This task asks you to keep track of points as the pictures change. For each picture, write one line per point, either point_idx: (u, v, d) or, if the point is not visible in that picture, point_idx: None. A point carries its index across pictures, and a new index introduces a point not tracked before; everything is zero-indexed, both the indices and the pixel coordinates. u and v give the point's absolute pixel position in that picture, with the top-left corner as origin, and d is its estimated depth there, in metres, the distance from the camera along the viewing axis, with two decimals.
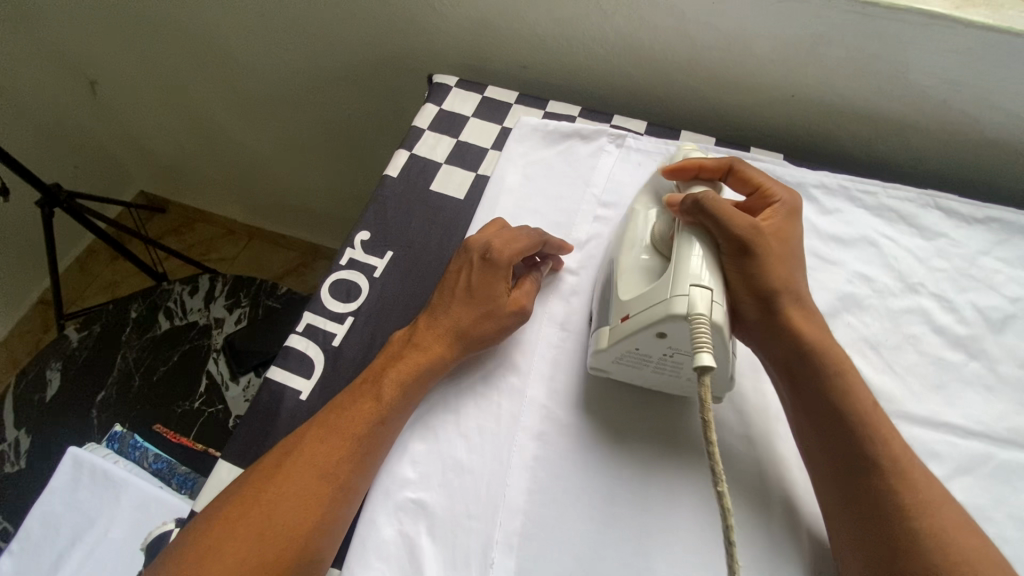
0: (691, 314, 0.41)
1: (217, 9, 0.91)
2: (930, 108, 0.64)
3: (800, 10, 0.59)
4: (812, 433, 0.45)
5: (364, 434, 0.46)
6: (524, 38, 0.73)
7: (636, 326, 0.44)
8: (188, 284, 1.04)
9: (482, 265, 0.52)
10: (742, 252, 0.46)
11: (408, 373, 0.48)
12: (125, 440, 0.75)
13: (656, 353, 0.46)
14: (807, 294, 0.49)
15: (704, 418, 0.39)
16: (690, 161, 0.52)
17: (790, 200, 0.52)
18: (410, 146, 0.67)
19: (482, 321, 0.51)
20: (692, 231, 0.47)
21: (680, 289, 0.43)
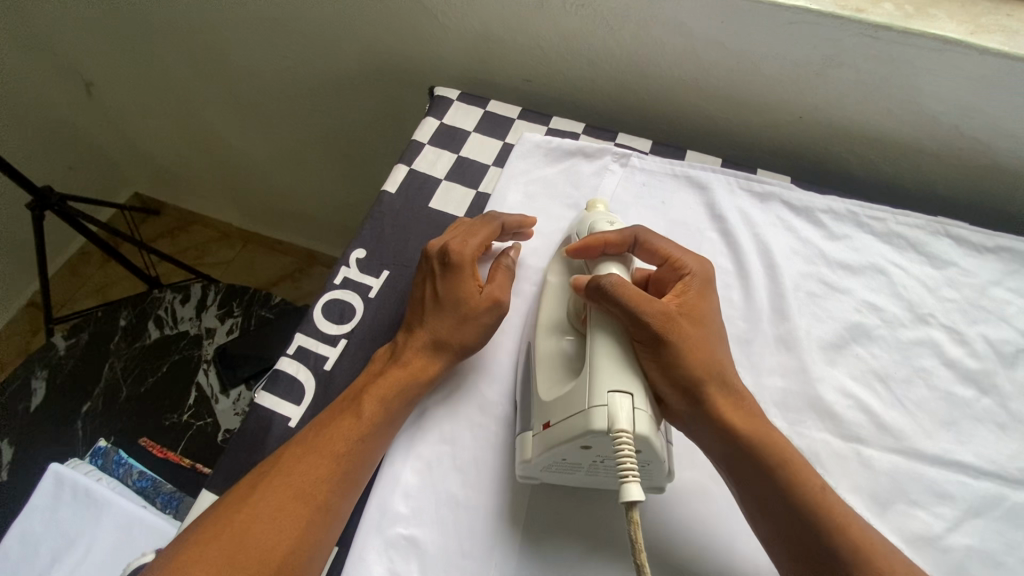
0: (613, 430, 0.39)
1: (214, 13, 0.89)
2: (941, 133, 0.63)
3: (810, 32, 0.58)
4: (765, 526, 0.42)
5: (344, 453, 0.44)
6: (527, 52, 0.72)
7: (558, 437, 0.42)
8: (180, 292, 1.02)
9: (445, 271, 0.50)
10: (656, 342, 0.44)
11: (390, 389, 0.47)
12: (108, 456, 0.74)
13: (586, 462, 0.43)
14: (731, 376, 0.46)
15: (634, 538, 0.38)
16: (593, 238, 0.50)
17: (701, 271, 0.50)
18: (409, 162, 0.65)
19: (460, 327, 0.49)
20: (602, 322, 0.45)
21: (598, 399, 0.41)
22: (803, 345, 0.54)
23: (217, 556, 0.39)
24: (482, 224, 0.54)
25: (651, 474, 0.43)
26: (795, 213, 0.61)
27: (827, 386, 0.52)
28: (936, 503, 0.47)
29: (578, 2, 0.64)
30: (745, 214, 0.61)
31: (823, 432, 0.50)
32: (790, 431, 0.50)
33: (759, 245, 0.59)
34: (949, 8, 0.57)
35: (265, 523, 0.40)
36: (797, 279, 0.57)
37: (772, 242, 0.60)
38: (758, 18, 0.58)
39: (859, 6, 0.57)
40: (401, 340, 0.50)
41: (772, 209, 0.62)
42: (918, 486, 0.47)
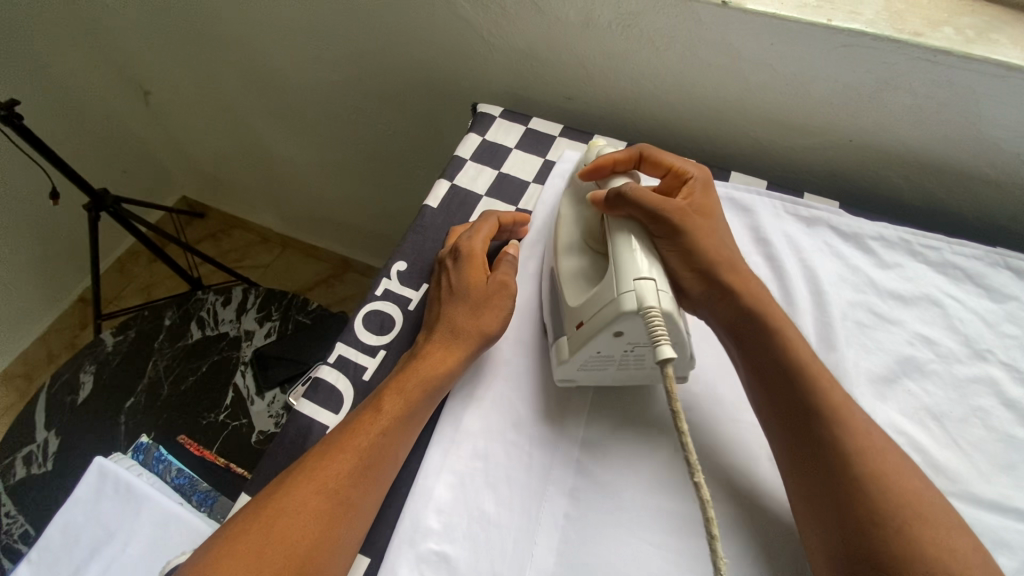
0: (644, 308, 0.43)
1: (268, 28, 0.93)
2: (1002, 161, 0.60)
3: (865, 56, 0.57)
4: (761, 389, 0.47)
5: (366, 447, 0.45)
6: (571, 70, 0.72)
7: (590, 330, 0.46)
8: (222, 295, 1.05)
9: (457, 265, 0.53)
10: (672, 232, 0.49)
11: (412, 383, 0.48)
12: (150, 452, 0.76)
13: (617, 354, 0.47)
14: (740, 261, 0.52)
15: (674, 409, 0.40)
16: (603, 158, 0.54)
17: (703, 175, 0.55)
18: (451, 176, 0.66)
19: (479, 312, 0.51)
20: (624, 223, 0.50)
21: (626, 286, 0.45)
22: (851, 378, 0.52)
23: (245, 554, 0.40)
24: (486, 219, 0.57)
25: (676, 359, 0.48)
26: (844, 240, 0.60)
27: (876, 421, 0.50)
28: (994, 552, 0.44)
29: (624, 22, 0.64)
30: (790, 238, 0.60)
31: None
32: None
33: (805, 271, 0.58)
34: (1014, 34, 0.55)
35: (290, 518, 0.41)
36: (845, 307, 0.56)
37: (819, 268, 0.58)
38: (810, 40, 0.57)
39: (917, 30, 0.55)
40: (422, 339, 0.51)
41: (820, 234, 0.60)
42: (974, 532, 0.45)
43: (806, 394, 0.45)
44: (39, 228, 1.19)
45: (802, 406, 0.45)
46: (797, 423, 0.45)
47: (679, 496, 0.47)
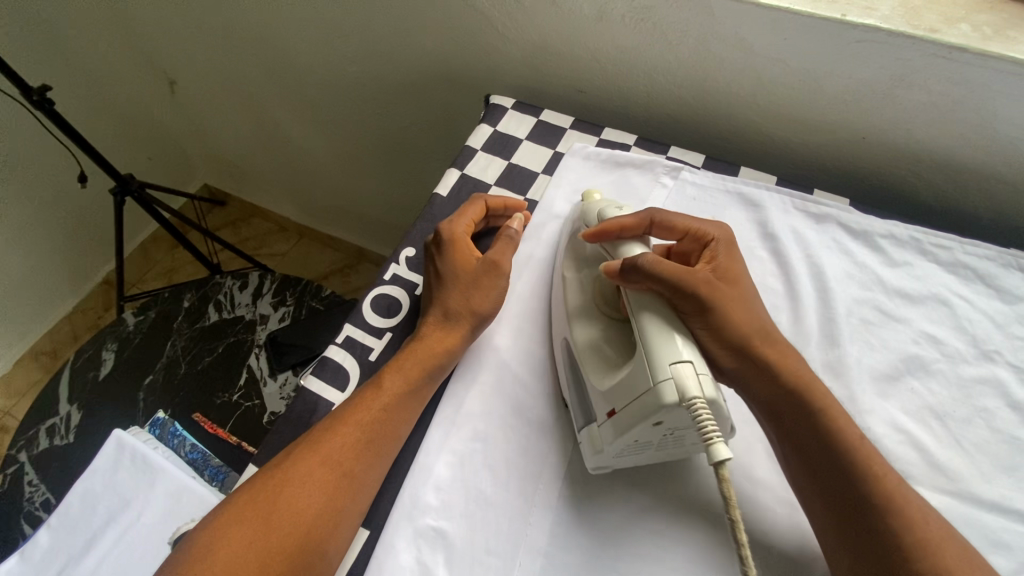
0: (686, 401, 0.40)
1: (288, 18, 0.94)
2: (1018, 161, 0.59)
3: (878, 52, 0.56)
4: (804, 477, 0.44)
5: (369, 421, 0.47)
6: (584, 64, 0.73)
7: (628, 419, 0.42)
8: (239, 279, 1.08)
9: (441, 251, 0.55)
10: (703, 310, 0.46)
11: (410, 363, 0.50)
12: (165, 427, 0.79)
13: (655, 438, 0.44)
14: (773, 328, 0.49)
15: (731, 515, 0.37)
16: (611, 221, 0.51)
17: (723, 235, 0.53)
18: (462, 166, 0.67)
19: (469, 292, 0.52)
20: (644, 299, 0.46)
21: (662, 373, 0.41)
22: (853, 374, 0.52)
23: (252, 519, 0.42)
24: (472, 203, 0.58)
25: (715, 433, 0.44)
26: (852, 237, 0.59)
27: (876, 418, 0.50)
28: (991, 552, 0.44)
29: (637, 16, 0.64)
30: (798, 235, 0.60)
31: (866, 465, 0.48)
32: None
33: (811, 268, 0.58)
34: None
35: (294, 487, 0.43)
36: (850, 304, 0.56)
37: (826, 264, 0.58)
38: (823, 35, 0.57)
39: (933, 26, 0.55)
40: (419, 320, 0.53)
41: (828, 231, 0.60)
42: (971, 532, 0.45)
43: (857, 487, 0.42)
44: (67, 211, 1.24)
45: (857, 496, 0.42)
46: (846, 513, 0.42)
47: (671, 485, 0.48)
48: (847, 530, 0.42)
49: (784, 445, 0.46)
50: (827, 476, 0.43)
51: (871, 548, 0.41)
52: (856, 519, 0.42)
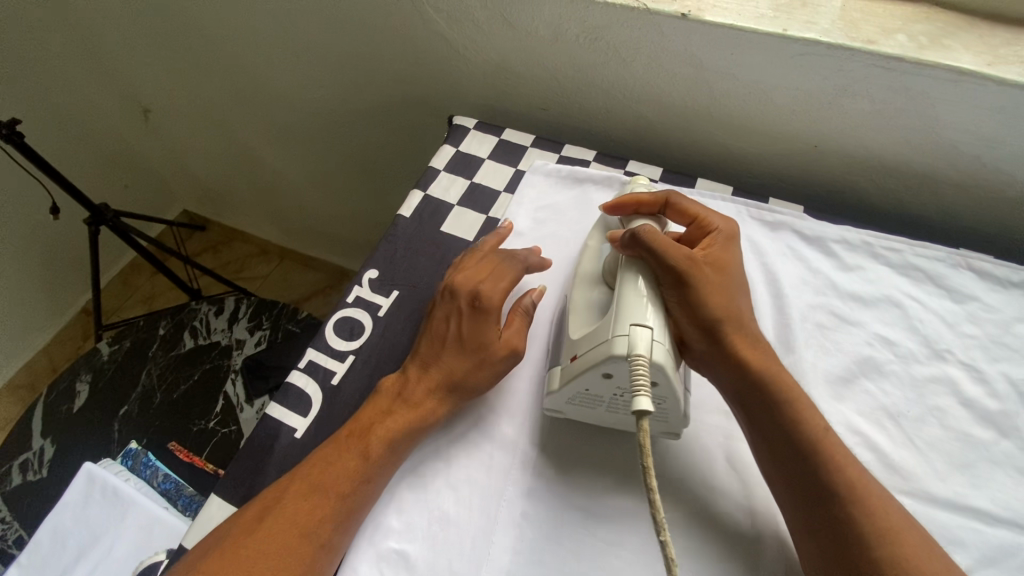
0: (632, 355, 0.43)
1: (257, 45, 0.96)
2: (962, 163, 0.61)
3: (820, 65, 0.58)
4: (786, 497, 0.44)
5: (348, 490, 0.45)
6: (543, 83, 0.75)
7: (581, 366, 0.46)
8: (214, 305, 1.08)
9: (465, 314, 0.52)
10: (680, 284, 0.48)
11: (397, 430, 0.48)
12: (138, 458, 0.78)
13: (607, 394, 0.46)
14: (751, 324, 0.50)
15: (644, 463, 0.40)
16: (629, 195, 0.55)
17: (727, 228, 0.54)
18: (424, 187, 0.68)
19: (474, 370, 0.50)
20: (633, 267, 0.49)
21: (621, 329, 0.44)
22: (808, 378, 0.53)
23: None
24: (508, 270, 0.55)
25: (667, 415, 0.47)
26: (807, 244, 0.61)
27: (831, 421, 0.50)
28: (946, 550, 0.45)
29: (590, 35, 0.66)
30: (753, 243, 0.61)
31: None
32: None
33: (767, 274, 0.59)
34: (966, 39, 0.56)
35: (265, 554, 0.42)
36: (805, 309, 0.57)
37: (781, 271, 0.59)
38: (767, 50, 0.59)
39: (871, 37, 0.57)
40: (411, 376, 0.51)
41: (783, 238, 0.61)
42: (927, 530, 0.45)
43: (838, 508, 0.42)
44: (41, 242, 1.23)
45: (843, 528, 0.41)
46: (832, 545, 0.41)
47: (633, 497, 0.48)
48: (811, 523, 0.43)
49: (756, 436, 0.47)
50: (794, 470, 0.44)
51: (834, 539, 0.42)
52: (819, 510, 0.43)
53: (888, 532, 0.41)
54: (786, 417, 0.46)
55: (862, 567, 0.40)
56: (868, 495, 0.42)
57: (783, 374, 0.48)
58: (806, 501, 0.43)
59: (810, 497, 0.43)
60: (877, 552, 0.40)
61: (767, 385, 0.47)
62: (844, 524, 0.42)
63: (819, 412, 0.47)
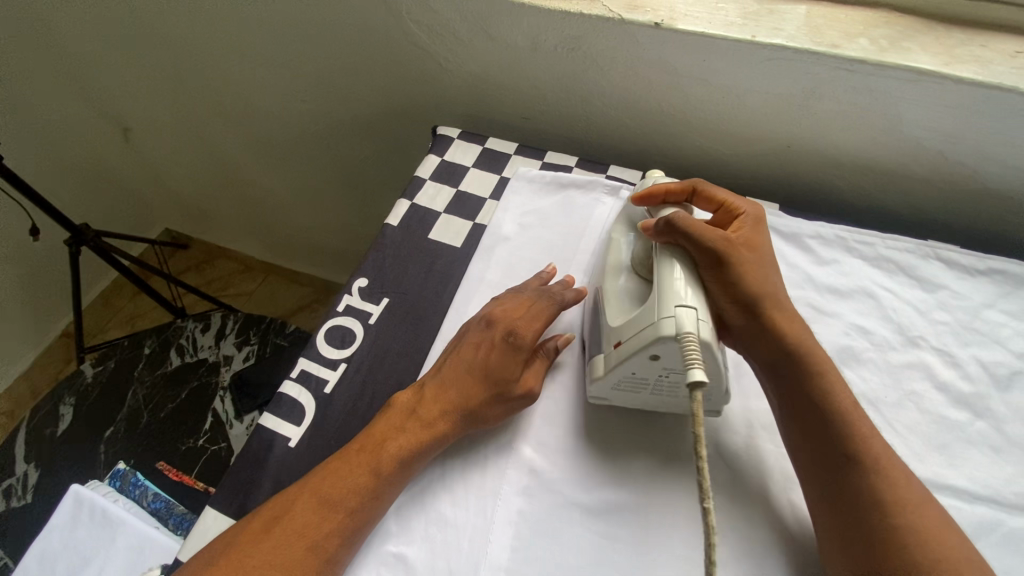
0: (681, 334, 0.44)
1: (239, 62, 0.96)
2: (927, 159, 0.64)
3: (788, 69, 0.61)
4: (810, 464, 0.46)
5: (356, 507, 0.45)
6: (524, 93, 0.77)
7: (628, 350, 0.46)
8: (201, 322, 1.07)
9: (496, 348, 0.51)
10: (718, 263, 0.49)
11: (408, 449, 0.47)
12: (126, 479, 0.76)
13: (655, 376, 0.48)
14: (784, 301, 0.52)
15: (696, 432, 0.41)
16: (658, 186, 0.55)
17: (754, 212, 0.55)
18: (411, 196, 0.69)
19: (492, 404, 0.50)
20: (670, 253, 0.49)
21: (667, 311, 0.45)
22: None
23: None
24: (543, 309, 0.54)
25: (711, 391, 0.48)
26: (784, 240, 0.63)
27: None
28: None
29: (568, 46, 0.68)
30: None
31: None
32: (776, 454, 0.50)
33: None
34: (924, 41, 0.59)
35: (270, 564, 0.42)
36: None
37: None
38: (738, 55, 0.61)
39: (834, 42, 0.59)
40: (426, 395, 0.50)
41: None
42: None
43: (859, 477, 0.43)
44: (20, 265, 1.21)
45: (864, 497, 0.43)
46: (849, 510, 0.43)
47: (627, 491, 0.48)
48: (832, 490, 0.44)
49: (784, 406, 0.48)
50: (820, 439, 0.46)
51: (854, 504, 0.43)
52: (841, 477, 0.44)
53: (910, 504, 0.42)
54: (815, 389, 0.47)
55: (880, 532, 0.41)
56: (891, 467, 0.44)
57: (815, 349, 0.49)
58: (830, 467, 0.45)
59: (834, 463, 0.45)
60: (898, 520, 0.41)
61: (797, 359, 0.48)
62: (866, 490, 0.43)
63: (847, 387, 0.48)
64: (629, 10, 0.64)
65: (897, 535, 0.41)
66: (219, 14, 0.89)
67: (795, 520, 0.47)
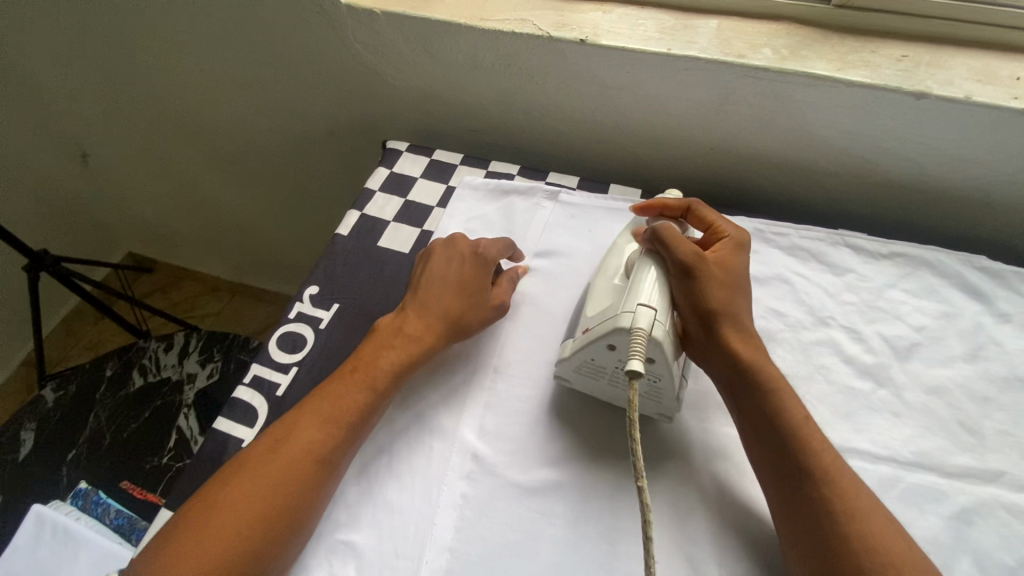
0: (633, 328, 0.47)
1: (194, 85, 0.99)
2: (834, 155, 0.70)
3: (702, 78, 0.67)
4: (768, 473, 0.48)
5: (331, 449, 0.48)
6: (468, 106, 0.81)
7: (591, 335, 0.50)
8: (163, 341, 1.08)
9: (468, 259, 0.59)
10: (687, 279, 0.52)
11: (393, 367, 0.53)
12: (88, 497, 0.77)
13: (611, 366, 0.51)
14: (752, 320, 0.53)
15: (630, 416, 0.44)
16: (657, 200, 0.59)
17: (737, 235, 0.57)
18: (361, 207, 0.72)
19: (469, 303, 0.57)
20: (649, 262, 0.53)
21: (629, 306, 0.49)
22: None
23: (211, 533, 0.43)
24: (501, 240, 0.62)
25: (662, 392, 0.51)
26: None
27: None
28: None
29: (504, 62, 0.73)
30: None
31: (730, 428, 0.54)
32: (699, 428, 0.54)
33: None
34: (821, 49, 0.65)
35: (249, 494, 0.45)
36: None
37: None
38: (657, 66, 0.67)
39: (741, 52, 0.65)
40: (411, 313, 0.56)
41: None
42: None
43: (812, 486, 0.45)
44: None
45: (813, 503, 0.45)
46: (800, 515, 0.45)
47: (564, 471, 0.51)
48: (787, 497, 0.46)
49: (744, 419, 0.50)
50: (780, 449, 0.47)
51: (803, 510, 0.45)
52: (795, 485, 0.46)
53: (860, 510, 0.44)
54: (773, 404, 0.49)
55: (827, 535, 0.43)
56: (837, 477, 0.46)
57: (777, 367, 0.51)
58: (780, 476, 0.47)
59: (787, 475, 0.46)
60: (845, 526, 0.43)
61: (759, 373, 0.50)
62: (816, 500, 0.45)
63: (801, 402, 0.50)
64: (557, 28, 0.69)
65: (841, 538, 0.43)
66: (171, 40, 0.91)
67: (718, 488, 0.51)
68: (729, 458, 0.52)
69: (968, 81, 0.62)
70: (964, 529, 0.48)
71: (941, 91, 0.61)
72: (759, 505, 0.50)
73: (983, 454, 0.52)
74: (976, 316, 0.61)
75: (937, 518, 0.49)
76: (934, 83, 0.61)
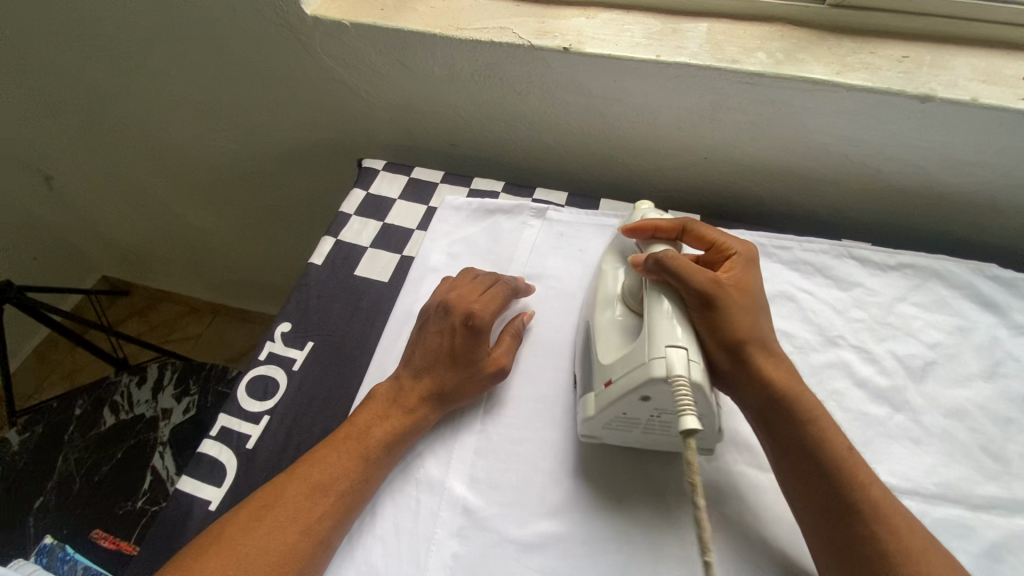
0: (673, 377, 0.42)
1: (157, 103, 0.93)
2: (834, 162, 0.67)
3: (693, 86, 0.63)
4: (812, 514, 0.43)
5: (322, 521, 0.44)
6: (448, 120, 0.77)
7: (620, 390, 0.45)
8: (136, 375, 1.02)
9: (462, 331, 0.52)
10: (707, 307, 0.47)
11: (391, 435, 0.49)
12: (54, 553, 0.63)
13: (646, 417, 0.46)
14: (775, 344, 0.49)
15: (691, 480, 0.39)
16: (647, 221, 0.54)
17: (746, 252, 0.53)
18: (336, 233, 0.68)
19: (466, 381, 0.52)
20: (659, 291, 0.48)
21: (657, 351, 0.43)
22: None
23: None
24: (501, 290, 0.56)
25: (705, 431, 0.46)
26: None
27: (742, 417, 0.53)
28: None
29: (484, 73, 0.68)
30: None
31: (741, 464, 0.50)
32: (707, 466, 0.50)
33: None
34: (818, 52, 0.61)
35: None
36: None
37: None
38: (646, 75, 0.63)
39: (734, 57, 0.61)
40: (408, 381, 0.51)
41: None
42: None
43: (864, 527, 0.41)
44: None
45: (866, 547, 0.40)
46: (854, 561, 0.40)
47: (563, 522, 0.47)
48: (836, 541, 0.42)
49: (779, 453, 0.46)
50: (824, 486, 0.43)
51: (856, 556, 0.40)
52: (843, 527, 0.42)
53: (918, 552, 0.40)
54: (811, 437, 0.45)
55: None
56: (891, 513, 0.41)
57: (809, 396, 0.47)
58: (829, 517, 0.42)
59: (835, 516, 0.42)
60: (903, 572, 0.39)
61: (791, 404, 0.46)
62: (870, 544, 0.40)
63: (841, 430, 0.46)
64: (539, 35, 0.64)
65: None
66: (130, 58, 0.86)
67: (732, 533, 0.47)
68: (741, 498, 0.48)
69: (973, 81, 0.58)
70: (997, 568, 0.45)
71: (946, 93, 0.57)
72: (779, 550, 0.46)
73: (1010, 482, 0.49)
74: (991, 329, 0.58)
75: (967, 557, 0.45)
76: (938, 85, 0.58)
